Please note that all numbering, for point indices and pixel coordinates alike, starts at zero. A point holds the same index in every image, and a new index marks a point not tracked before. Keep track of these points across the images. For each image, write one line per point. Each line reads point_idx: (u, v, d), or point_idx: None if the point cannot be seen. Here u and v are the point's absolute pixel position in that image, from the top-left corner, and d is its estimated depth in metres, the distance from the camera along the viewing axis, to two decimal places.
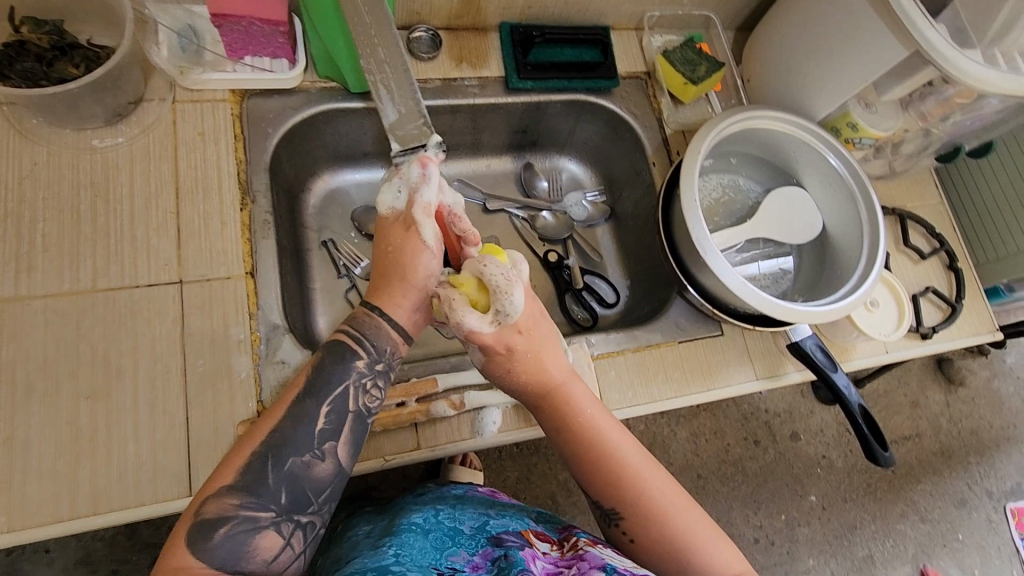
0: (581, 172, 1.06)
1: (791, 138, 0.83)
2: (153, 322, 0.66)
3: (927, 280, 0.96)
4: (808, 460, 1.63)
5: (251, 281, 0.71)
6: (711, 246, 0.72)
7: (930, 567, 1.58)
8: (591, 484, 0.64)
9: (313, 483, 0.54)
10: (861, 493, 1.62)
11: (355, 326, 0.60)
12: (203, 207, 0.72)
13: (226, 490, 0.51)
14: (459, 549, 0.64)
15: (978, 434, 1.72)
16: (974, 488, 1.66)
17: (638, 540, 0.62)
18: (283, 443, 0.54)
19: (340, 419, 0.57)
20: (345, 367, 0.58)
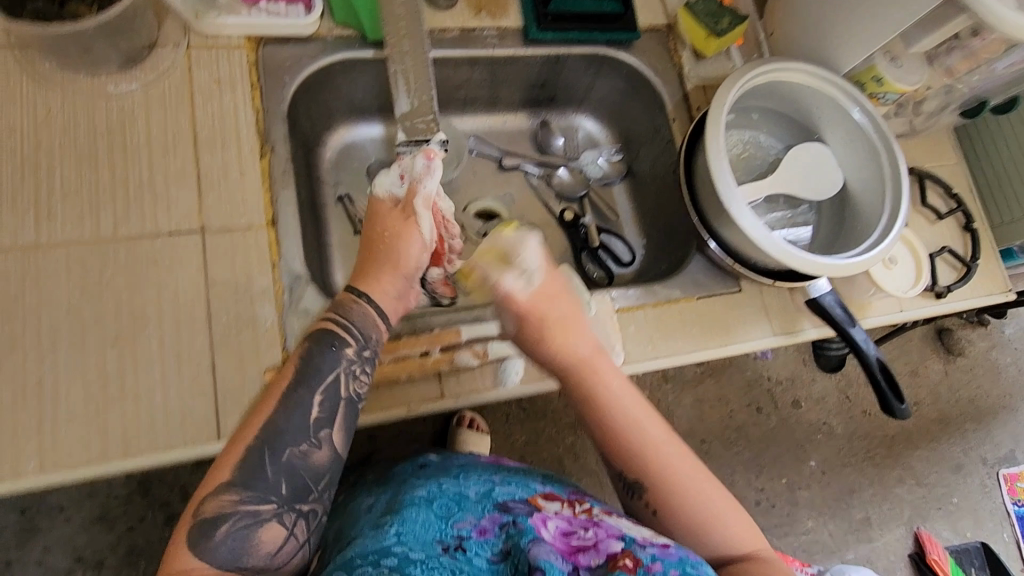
0: (598, 130, 1.04)
1: (815, 91, 0.82)
2: (175, 270, 0.66)
3: (943, 240, 0.96)
4: (810, 427, 1.65)
5: (272, 230, 0.70)
6: (737, 199, 0.72)
7: (924, 529, 1.62)
8: (615, 454, 0.65)
9: (311, 470, 0.56)
10: (860, 458, 1.65)
11: (344, 314, 0.62)
12: (222, 155, 0.71)
13: (225, 487, 0.52)
14: (465, 515, 0.62)
15: (976, 402, 1.74)
16: (970, 454, 1.69)
17: (662, 513, 0.62)
18: (280, 433, 0.55)
19: (332, 407, 0.58)
20: (333, 356, 0.59)
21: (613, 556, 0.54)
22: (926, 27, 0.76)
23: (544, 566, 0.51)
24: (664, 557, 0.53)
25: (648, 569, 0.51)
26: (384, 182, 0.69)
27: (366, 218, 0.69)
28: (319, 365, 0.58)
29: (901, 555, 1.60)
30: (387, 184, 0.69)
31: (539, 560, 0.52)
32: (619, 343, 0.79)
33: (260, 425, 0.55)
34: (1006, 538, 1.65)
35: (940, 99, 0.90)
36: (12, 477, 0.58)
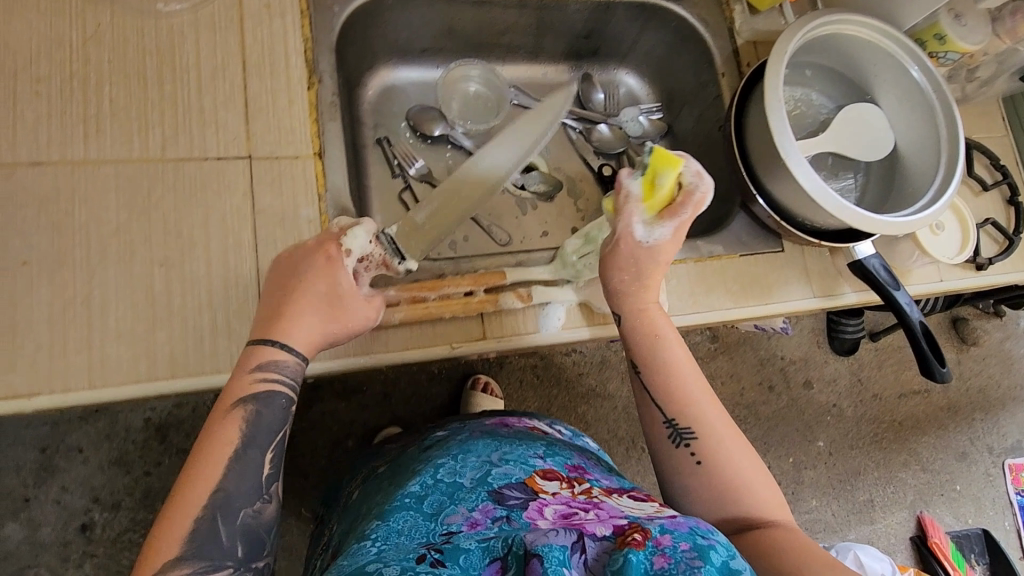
0: (639, 86, 1.02)
1: (873, 46, 0.80)
2: (222, 195, 0.65)
3: (985, 212, 0.94)
4: (820, 408, 1.65)
5: (319, 161, 0.69)
6: (794, 150, 0.71)
7: (926, 514, 1.63)
8: (668, 399, 0.66)
9: (265, 526, 0.54)
10: (867, 441, 1.65)
11: (284, 371, 0.57)
12: (271, 82, 0.69)
13: (175, 562, 0.49)
14: (458, 507, 0.61)
15: (986, 392, 1.74)
16: (976, 443, 1.70)
17: (706, 463, 0.63)
18: (230, 499, 0.52)
19: (274, 477, 0.56)
20: (281, 414, 0.57)
21: (620, 529, 0.54)
22: None
23: (542, 553, 0.50)
24: (673, 528, 0.53)
25: (657, 543, 0.51)
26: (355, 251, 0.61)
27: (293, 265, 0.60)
28: (267, 424, 0.56)
29: (902, 538, 1.61)
30: (356, 251, 0.61)
31: (537, 545, 0.51)
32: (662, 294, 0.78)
33: (207, 493, 0.51)
34: (1006, 527, 1.67)
35: (996, 67, 0.88)
36: (60, 389, 0.58)
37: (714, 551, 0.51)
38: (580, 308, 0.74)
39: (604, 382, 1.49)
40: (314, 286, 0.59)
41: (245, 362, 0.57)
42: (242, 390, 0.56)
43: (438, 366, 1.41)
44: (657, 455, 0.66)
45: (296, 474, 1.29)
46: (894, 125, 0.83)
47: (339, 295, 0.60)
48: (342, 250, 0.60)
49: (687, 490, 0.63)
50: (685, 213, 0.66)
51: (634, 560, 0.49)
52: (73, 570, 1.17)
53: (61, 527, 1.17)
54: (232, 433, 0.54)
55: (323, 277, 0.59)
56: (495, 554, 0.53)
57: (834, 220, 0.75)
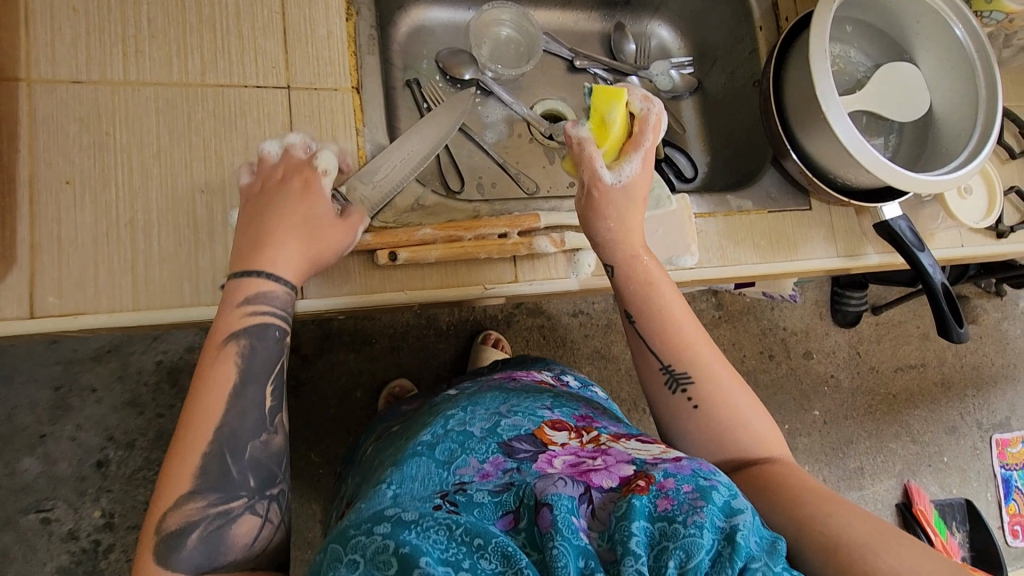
0: (672, 40, 1.00)
1: (920, 3, 0.78)
2: (262, 124, 0.65)
3: (1010, 180, 0.95)
4: (817, 378, 1.68)
5: (357, 95, 0.69)
6: (835, 101, 0.69)
7: (913, 483, 1.69)
8: (664, 346, 0.65)
9: (274, 456, 0.56)
10: (861, 412, 1.69)
11: (275, 302, 0.58)
12: (309, 10, 0.68)
13: (188, 496, 0.51)
14: (469, 458, 0.60)
15: (979, 370, 1.77)
16: (966, 418, 1.74)
17: (702, 407, 0.63)
18: (235, 435, 0.53)
19: (276, 411, 0.57)
20: (276, 347, 0.57)
21: (625, 480, 0.54)
22: None
23: (552, 502, 0.50)
24: (676, 471, 0.53)
25: (660, 487, 0.51)
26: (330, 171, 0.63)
27: (267, 188, 0.60)
28: (262, 358, 0.56)
29: (888, 504, 1.67)
30: (330, 169, 0.63)
31: (547, 494, 0.51)
32: (695, 243, 0.77)
33: (211, 430, 0.53)
34: (988, 497, 1.73)
35: None
36: (104, 309, 0.59)
37: (716, 490, 0.51)
38: None
39: (609, 344, 1.51)
40: (300, 214, 0.60)
41: (230, 296, 0.57)
42: (231, 325, 0.56)
43: (446, 322, 1.42)
44: (654, 401, 0.66)
45: (306, 420, 1.31)
46: (931, 88, 0.82)
47: (321, 221, 0.61)
48: (317, 167, 0.62)
49: (684, 435, 0.64)
50: (646, 140, 0.70)
51: (637, 505, 0.50)
52: (90, 504, 1.19)
53: (77, 463, 1.19)
54: (228, 370, 0.55)
55: (308, 203, 0.61)
56: (507, 507, 0.53)
57: (867, 178, 0.76)
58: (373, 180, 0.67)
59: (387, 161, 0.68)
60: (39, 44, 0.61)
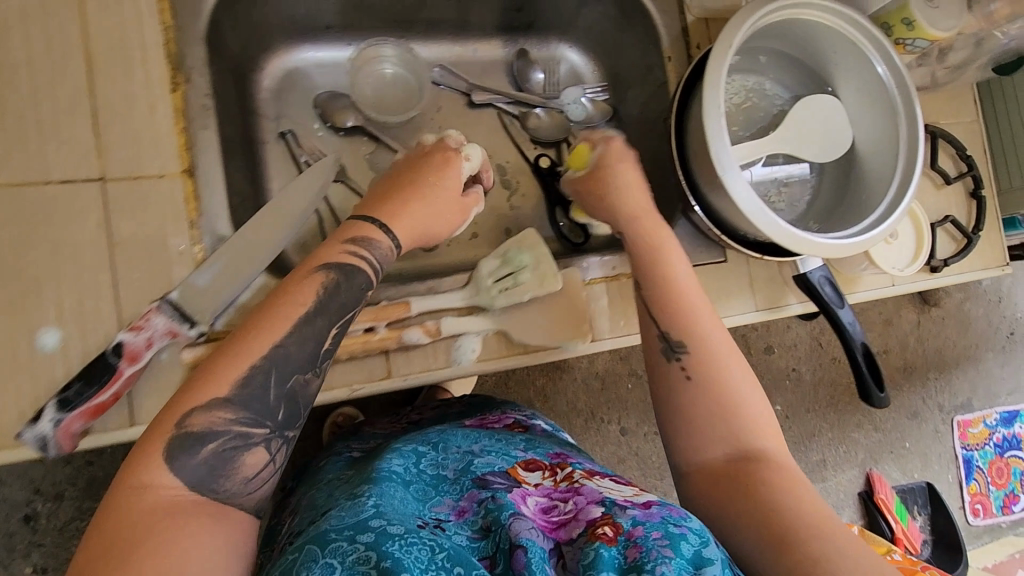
0: (583, 64, 0.90)
1: (837, 35, 0.69)
2: (72, 225, 0.56)
3: (946, 208, 0.88)
4: (778, 373, 1.49)
5: (189, 179, 0.60)
6: (730, 164, 0.62)
7: (875, 472, 1.52)
8: (662, 308, 0.59)
9: (308, 399, 0.51)
10: (824, 405, 1.51)
11: (377, 255, 0.58)
12: (123, 82, 0.58)
13: (219, 403, 0.46)
14: (443, 498, 0.53)
15: (942, 353, 1.58)
16: (929, 403, 1.56)
17: (697, 380, 0.55)
18: (286, 359, 0.49)
19: (326, 355, 0.53)
20: (357, 295, 0.55)
21: (591, 523, 0.47)
22: None
23: (526, 544, 0.44)
24: (645, 518, 0.46)
25: (629, 534, 0.44)
26: (474, 160, 0.69)
27: (413, 158, 0.67)
28: (339, 300, 0.54)
29: (850, 494, 1.51)
30: (472, 161, 0.69)
31: (521, 537, 0.44)
32: (587, 325, 0.67)
33: (268, 345, 0.49)
34: (950, 478, 1.58)
35: (971, 50, 0.76)
36: None
37: (686, 539, 0.44)
38: (496, 337, 0.66)
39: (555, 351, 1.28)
40: (436, 183, 0.65)
41: (343, 232, 0.58)
42: (330, 255, 0.55)
43: None
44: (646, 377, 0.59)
45: None
46: (853, 122, 0.74)
47: (445, 195, 0.65)
48: (463, 152, 0.68)
49: (674, 414, 0.56)
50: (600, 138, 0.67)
51: (605, 555, 0.44)
52: (19, 562, 0.99)
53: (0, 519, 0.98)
54: (306, 296, 0.52)
55: (444, 174, 0.66)
56: (484, 553, 0.45)
57: None
58: (214, 278, 0.59)
59: (221, 261, 0.59)
60: None
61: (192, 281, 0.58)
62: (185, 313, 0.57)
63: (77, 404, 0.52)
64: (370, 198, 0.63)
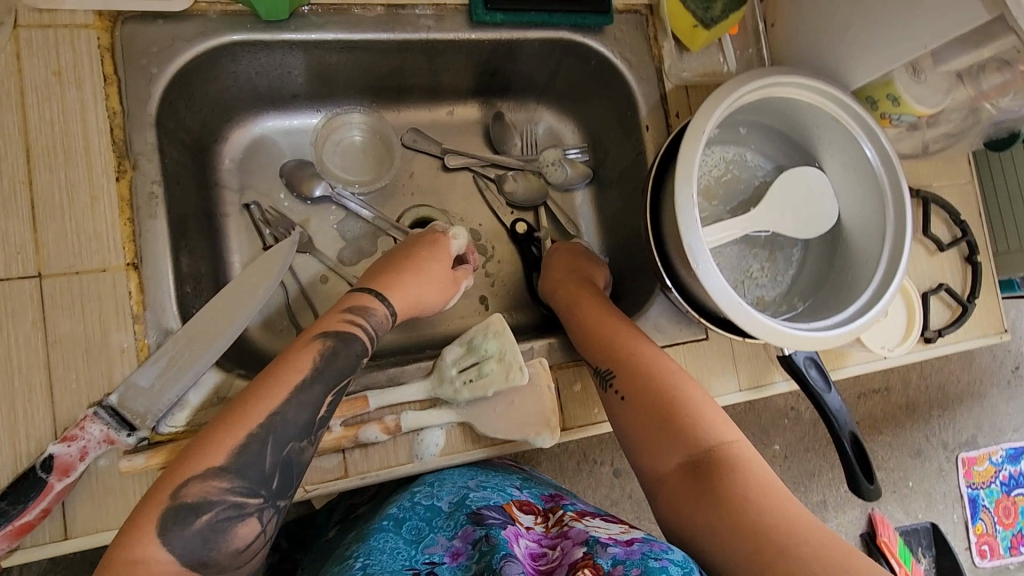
0: (562, 125, 0.87)
1: (820, 112, 0.67)
2: (5, 324, 0.53)
3: (939, 274, 0.84)
4: (776, 412, 1.30)
5: (135, 272, 0.57)
6: (704, 254, 0.59)
7: (878, 513, 1.32)
8: (589, 345, 0.63)
9: (302, 467, 0.52)
10: (824, 442, 1.31)
11: (373, 322, 0.60)
12: (65, 173, 0.56)
13: (215, 472, 0.47)
14: (437, 536, 0.55)
15: (945, 388, 1.38)
16: (932, 440, 1.36)
17: (631, 398, 0.59)
18: (284, 425, 0.50)
19: (322, 423, 0.54)
20: (354, 361, 0.57)
21: (573, 566, 0.47)
22: (964, 42, 0.59)
23: None
24: (626, 557, 0.46)
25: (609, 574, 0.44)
26: (461, 239, 0.73)
27: (405, 241, 0.72)
28: (337, 367, 0.55)
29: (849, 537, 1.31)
30: (461, 241, 0.73)
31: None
32: (555, 419, 0.62)
33: (266, 413, 0.50)
34: (956, 519, 1.36)
35: (965, 122, 0.72)
36: None
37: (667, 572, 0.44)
38: (461, 429, 0.63)
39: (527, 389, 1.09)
40: (430, 261, 0.69)
41: (340, 306, 0.61)
42: (328, 325, 0.58)
43: None
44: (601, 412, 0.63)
45: None
46: (838, 197, 0.71)
47: (437, 273, 0.69)
48: (451, 232, 0.72)
49: (627, 439, 0.59)
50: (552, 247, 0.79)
51: None
52: None
53: None
54: (305, 363, 0.54)
55: (437, 252, 0.70)
56: None
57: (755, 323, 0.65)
58: (157, 379, 0.55)
59: (163, 359, 0.55)
60: None
61: (133, 382, 0.54)
62: (125, 419, 0.54)
63: (2, 523, 0.49)
64: (368, 275, 0.67)
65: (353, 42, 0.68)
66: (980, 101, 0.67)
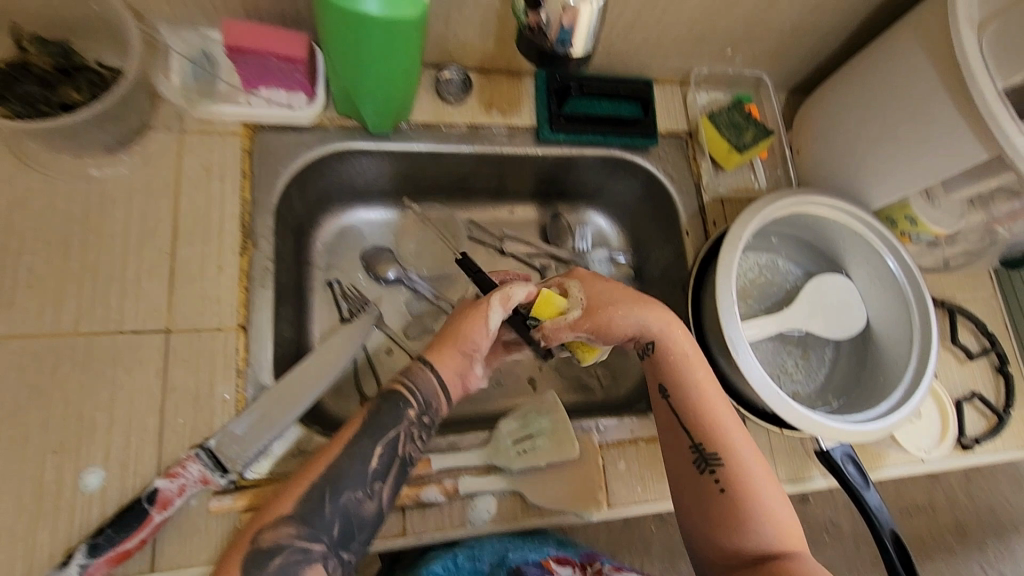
0: (609, 228, 0.98)
1: (845, 228, 0.75)
2: (132, 371, 0.62)
3: (972, 383, 0.87)
4: (814, 524, 1.26)
5: (243, 332, 0.66)
6: (744, 346, 0.65)
7: None
8: (694, 424, 0.64)
9: (363, 520, 0.55)
10: (868, 562, 1.26)
11: (418, 385, 0.61)
12: (201, 248, 0.67)
13: (284, 519, 0.52)
14: None
15: (995, 512, 1.33)
16: (986, 569, 1.29)
17: (729, 492, 0.61)
18: (341, 477, 0.55)
19: (382, 476, 0.57)
20: (399, 416, 0.59)
21: None
22: (969, 173, 0.68)
23: None
24: None
25: None
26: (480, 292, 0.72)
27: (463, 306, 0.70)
28: (383, 420, 0.58)
29: None
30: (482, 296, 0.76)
31: None
32: (602, 493, 0.67)
33: (325, 466, 0.55)
34: None
35: (982, 240, 0.79)
36: None
37: None
38: (511, 500, 0.67)
39: None
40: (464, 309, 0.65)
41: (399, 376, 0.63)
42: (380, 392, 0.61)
43: None
44: (679, 481, 0.64)
45: None
46: (869, 301, 0.78)
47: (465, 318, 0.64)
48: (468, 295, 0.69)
49: (705, 520, 0.62)
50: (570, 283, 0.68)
51: None
52: None
53: None
54: (357, 420, 0.58)
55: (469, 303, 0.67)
56: None
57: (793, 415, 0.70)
58: (249, 429, 0.62)
59: (256, 413, 0.63)
60: None
61: (230, 430, 0.61)
62: (221, 462, 0.60)
63: (106, 550, 0.54)
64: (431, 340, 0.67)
65: (439, 152, 0.81)
66: (993, 226, 0.74)
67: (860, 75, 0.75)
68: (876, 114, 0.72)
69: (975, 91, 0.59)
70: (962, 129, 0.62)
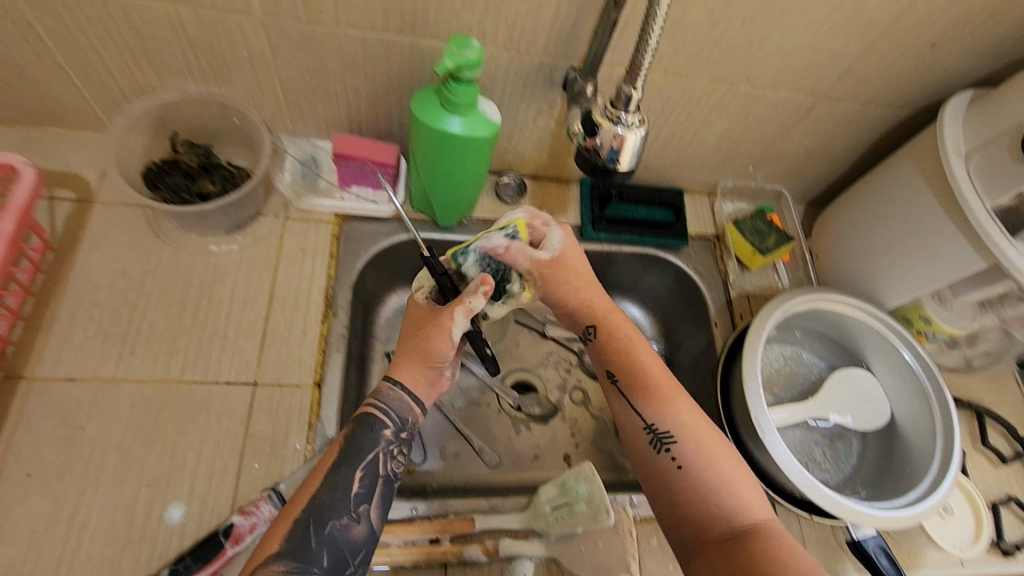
0: (644, 320, 1.02)
1: (862, 324, 0.82)
2: (222, 418, 0.71)
3: (1008, 486, 0.87)
4: None
5: (317, 390, 0.75)
6: (771, 428, 0.70)
7: None
8: (645, 406, 0.68)
9: (352, 544, 0.58)
10: None
11: (390, 404, 0.65)
12: (290, 315, 0.79)
13: (272, 558, 0.55)
14: None
15: None
16: None
17: (686, 467, 0.63)
18: (328, 508, 0.58)
19: (360, 498, 0.60)
20: (377, 438, 0.63)
21: None
22: (972, 280, 0.75)
23: None
24: None
25: None
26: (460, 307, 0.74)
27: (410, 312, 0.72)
28: (358, 443, 0.62)
29: None
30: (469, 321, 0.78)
31: None
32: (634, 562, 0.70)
33: (305, 500, 0.59)
34: None
35: (998, 342, 0.84)
36: None
37: None
38: (547, 566, 0.71)
39: None
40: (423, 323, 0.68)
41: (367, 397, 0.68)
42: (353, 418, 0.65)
43: None
44: (640, 468, 0.66)
45: None
46: (891, 396, 0.83)
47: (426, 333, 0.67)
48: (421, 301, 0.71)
49: (669, 499, 0.63)
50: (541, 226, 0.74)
51: None
52: None
53: None
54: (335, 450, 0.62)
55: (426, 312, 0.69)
56: None
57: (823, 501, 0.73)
58: None
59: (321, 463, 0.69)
60: (51, 350, 0.71)
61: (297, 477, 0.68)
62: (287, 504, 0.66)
63: None
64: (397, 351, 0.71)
65: None
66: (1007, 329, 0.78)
67: (866, 193, 0.85)
68: (884, 225, 0.81)
69: (967, 209, 0.68)
70: (960, 240, 0.71)
